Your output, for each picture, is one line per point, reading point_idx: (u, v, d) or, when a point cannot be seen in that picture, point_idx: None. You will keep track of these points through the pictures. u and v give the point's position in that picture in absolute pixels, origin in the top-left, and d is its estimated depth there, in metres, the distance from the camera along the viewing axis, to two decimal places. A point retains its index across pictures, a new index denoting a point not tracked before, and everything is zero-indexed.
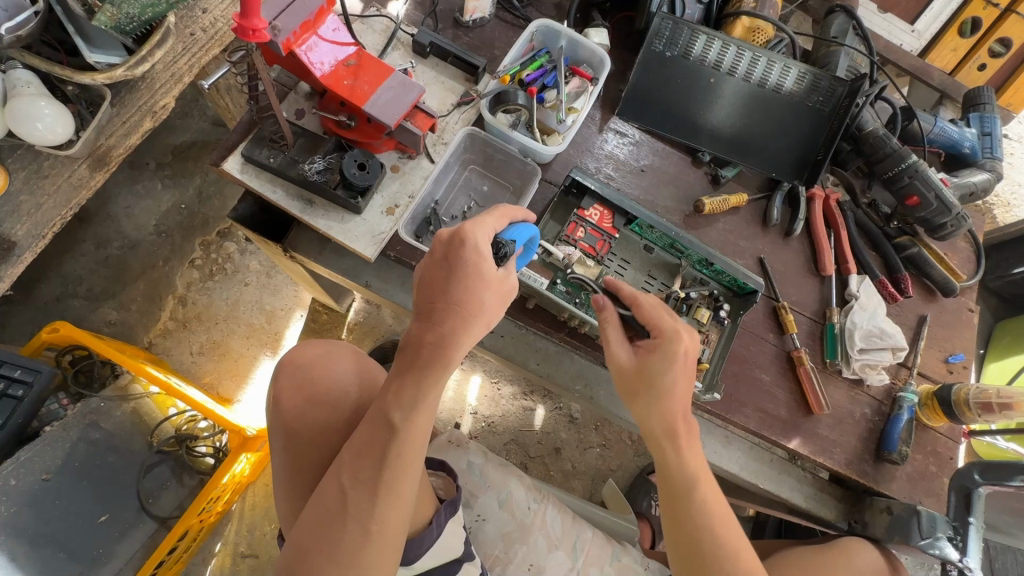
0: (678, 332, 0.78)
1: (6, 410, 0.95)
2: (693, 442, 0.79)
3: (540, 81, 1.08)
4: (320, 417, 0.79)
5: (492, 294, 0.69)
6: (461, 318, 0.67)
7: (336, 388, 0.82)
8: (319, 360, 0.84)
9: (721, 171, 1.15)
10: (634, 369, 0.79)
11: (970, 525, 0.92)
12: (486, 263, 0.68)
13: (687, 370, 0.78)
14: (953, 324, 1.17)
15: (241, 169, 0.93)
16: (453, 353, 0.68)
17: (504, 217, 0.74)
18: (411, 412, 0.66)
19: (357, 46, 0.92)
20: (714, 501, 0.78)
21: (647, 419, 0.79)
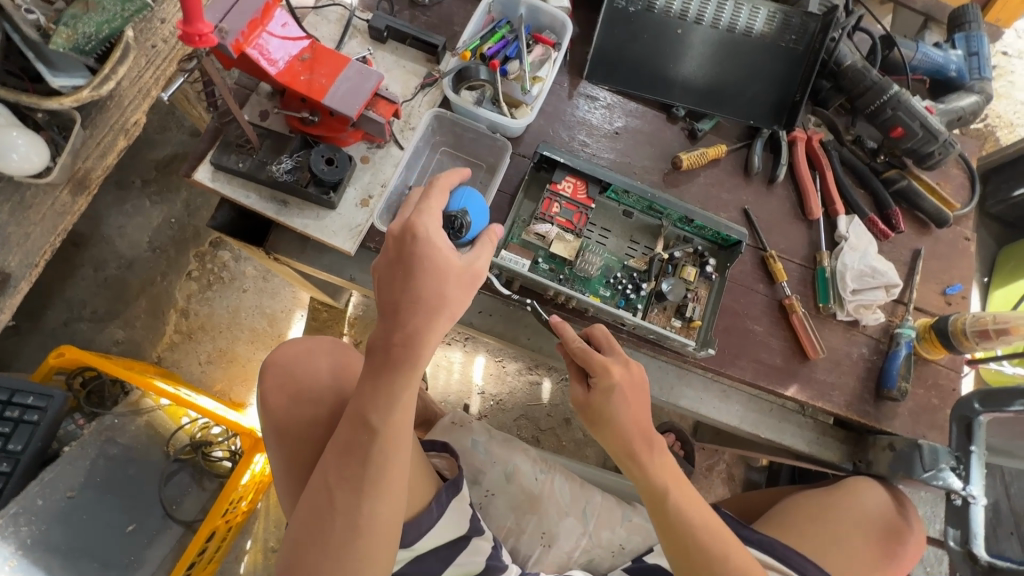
0: (605, 365, 0.83)
1: (25, 435, 1.02)
2: (657, 454, 0.83)
3: (502, 53, 1.05)
4: (308, 413, 0.82)
5: (454, 286, 0.69)
6: (426, 315, 0.68)
7: (319, 383, 0.84)
8: (301, 357, 0.86)
9: (698, 125, 1.13)
10: (586, 404, 0.85)
11: (972, 453, 0.91)
12: (441, 253, 0.69)
13: (632, 395, 0.83)
14: (950, 255, 1.15)
15: (212, 177, 0.93)
16: (422, 350, 0.68)
17: (444, 191, 0.77)
18: (389, 412, 0.67)
19: (309, 40, 0.91)
20: (689, 502, 0.82)
21: (610, 443, 0.84)
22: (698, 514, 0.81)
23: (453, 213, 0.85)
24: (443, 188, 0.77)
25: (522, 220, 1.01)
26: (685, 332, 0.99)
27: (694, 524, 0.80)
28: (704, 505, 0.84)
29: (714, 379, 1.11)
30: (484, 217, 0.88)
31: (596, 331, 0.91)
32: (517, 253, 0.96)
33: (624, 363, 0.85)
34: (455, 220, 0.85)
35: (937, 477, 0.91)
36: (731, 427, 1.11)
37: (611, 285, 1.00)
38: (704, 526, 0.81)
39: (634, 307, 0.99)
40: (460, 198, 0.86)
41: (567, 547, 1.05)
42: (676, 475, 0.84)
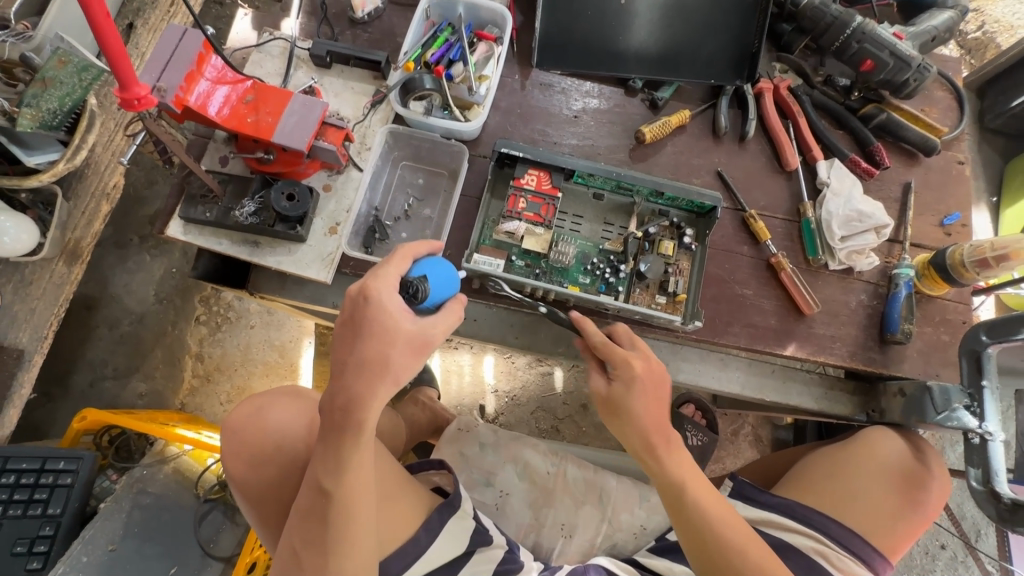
0: (629, 359, 0.81)
1: (63, 498, 1.09)
2: (675, 450, 0.82)
3: (446, 57, 1.04)
4: (270, 473, 0.87)
5: (401, 350, 0.68)
6: (367, 379, 0.68)
7: (272, 440, 0.88)
8: (250, 421, 0.90)
9: (657, 94, 1.10)
10: (608, 397, 0.83)
11: (984, 389, 0.86)
12: (391, 318, 0.68)
13: (654, 390, 0.82)
14: (942, 183, 1.10)
15: (184, 231, 0.96)
16: (363, 414, 0.68)
17: (406, 257, 0.73)
18: (339, 476, 0.69)
19: (252, 80, 0.92)
20: (708, 498, 0.81)
21: (629, 439, 0.83)
22: (717, 513, 0.80)
23: (412, 278, 0.74)
24: (406, 254, 0.74)
25: (492, 220, 1.00)
26: (672, 307, 0.98)
27: (708, 511, 0.80)
28: (724, 502, 0.82)
29: (711, 349, 1.10)
30: (450, 286, 0.77)
31: (619, 329, 0.89)
32: (490, 255, 0.95)
33: (647, 357, 0.83)
34: (411, 286, 0.73)
35: (950, 417, 0.88)
36: (734, 394, 1.09)
37: (589, 271, 0.98)
38: (724, 521, 0.80)
39: (615, 290, 0.97)
40: (425, 264, 0.76)
41: (588, 536, 1.06)
42: (693, 466, 0.83)
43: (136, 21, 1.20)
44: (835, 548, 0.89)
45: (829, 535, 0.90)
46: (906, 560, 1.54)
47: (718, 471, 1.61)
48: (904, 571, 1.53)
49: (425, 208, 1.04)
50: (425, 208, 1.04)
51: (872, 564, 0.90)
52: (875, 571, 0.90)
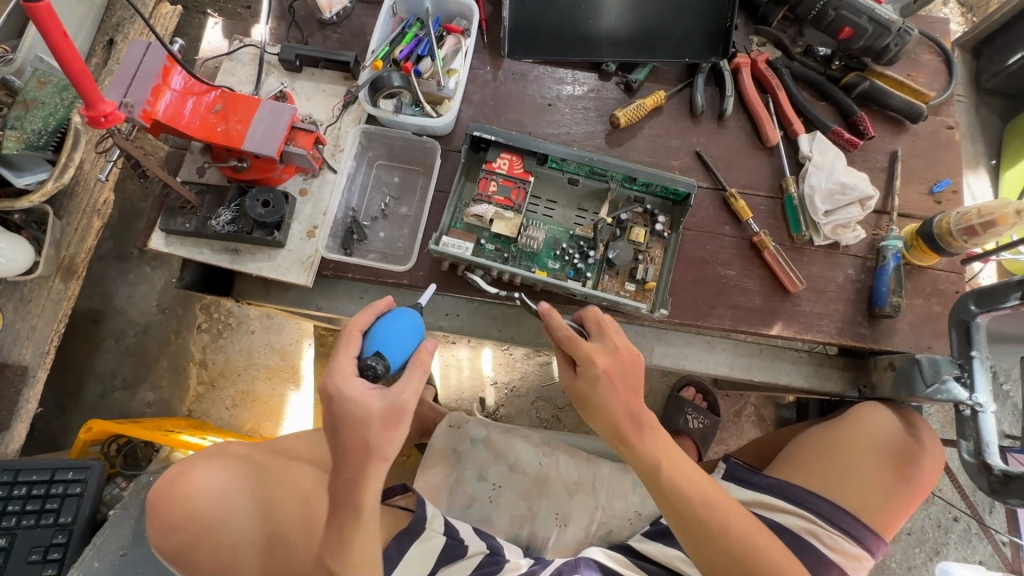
0: (592, 354, 0.78)
1: (74, 507, 1.12)
2: (647, 433, 0.78)
3: (414, 53, 1.03)
4: (200, 539, 0.85)
5: (378, 431, 0.67)
6: (357, 465, 0.68)
7: (193, 506, 0.85)
8: (164, 498, 0.86)
9: (632, 77, 1.08)
10: (575, 388, 0.81)
11: (974, 359, 0.84)
12: (356, 404, 0.67)
13: (622, 382, 0.78)
14: (931, 149, 1.07)
15: (166, 243, 0.97)
16: (360, 496, 0.68)
17: (352, 339, 0.74)
18: (345, 553, 0.69)
19: (220, 90, 0.92)
20: (687, 484, 0.78)
21: (600, 427, 0.80)
22: (699, 498, 0.78)
23: (367, 357, 0.74)
24: (353, 334, 0.75)
25: (464, 203, 0.99)
26: (641, 295, 0.97)
27: (690, 498, 0.78)
28: (706, 484, 0.80)
29: (697, 333, 1.09)
30: (411, 347, 0.76)
31: (588, 315, 0.84)
32: (458, 238, 0.94)
33: (614, 350, 0.79)
34: (366, 365, 0.72)
35: (941, 390, 0.86)
36: (722, 376, 1.08)
37: (559, 256, 0.98)
38: (712, 507, 0.78)
39: (583, 277, 0.97)
40: (378, 337, 0.75)
41: (583, 524, 1.06)
42: (671, 452, 0.79)
43: (116, 37, 1.23)
44: (827, 527, 0.88)
45: (820, 515, 0.89)
46: (917, 534, 1.52)
47: (721, 453, 1.61)
48: (915, 545, 1.52)
49: (402, 206, 1.04)
50: (402, 207, 1.04)
51: (865, 543, 0.89)
52: (869, 549, 0.89)
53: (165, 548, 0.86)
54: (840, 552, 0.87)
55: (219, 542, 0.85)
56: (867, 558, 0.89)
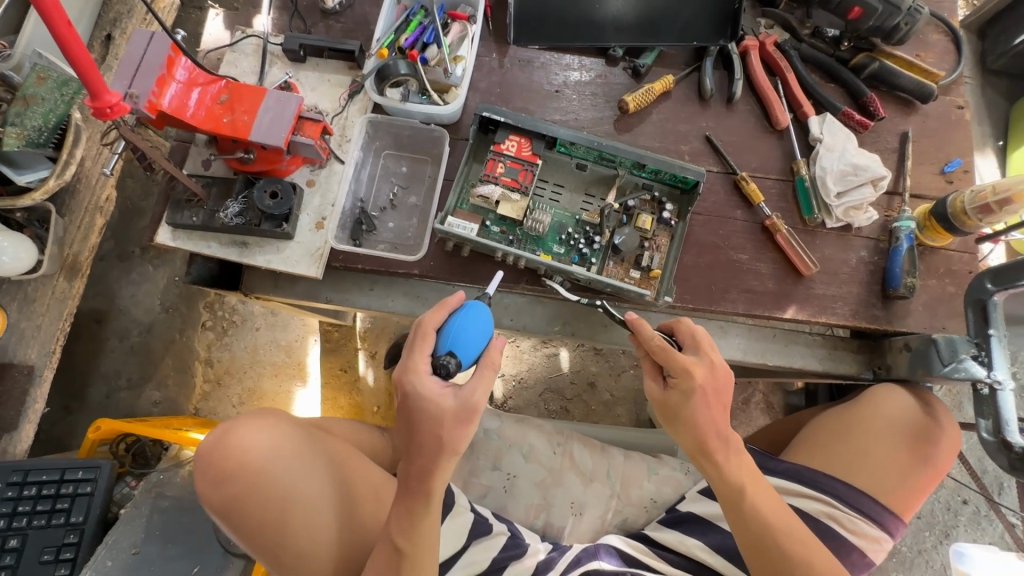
0: (690, 367, 0.77)
1: (85, 507, 1.11)
2: (735, 453, 0.78)
3: (420, 41, 1.01)
4: (249, 498, 0.80)
5: (452, 429, 0.71)
6: (430, 459, 0.71)
7: (243, 462, 0.80)
8: (219, 448, 0.80)
9: (639, 61, 1.07)
10: (663, 400, 0.80)
11: (991, 337, 0.84)
12: (433, 403, 0.71)
13: (715, 399, 0.78)
14: (942, 129, 1.06)
15: (173, 237, 0.96)
16: (433, 484, 0.72)
17: (427, 339, 0.75)
18: (413, 535, 0.73)
19: (225, 80, 0.91)
20: (768, 500, 0.79)
21: (683, 439, 0.80)
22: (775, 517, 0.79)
23: (441, 355, 0.74)
24: (427, 332, 0.75)
25: (471, 183, 0.99)
26: (646, 283, 0.96)
27: (769, 516, 0.79)
28: (785, 509, 0.81)
29: (709, 318, 1.08)
30: (479, 342, 0.76)
31: (681, 327, 0.84)
32: (464, 219, 0.94)
33: (710, 364, 0.78)
34: (440, 364, 0.74)
35: (958, 368, 0.85)
36: (735, 361, 1.08)
37: (564, 241, 0.97)
38: (788, 531, 0.79)
39: (588, 261, 0.96)
40: (451, 335, 0.75)
41: (598, 512, 1.06)
42: (753, 471, 0.80)
43: (114, 31, 1.21)
44: (846, 511, 0.88)
45: (840, 499, 0.89)
46: (927, 517, 1.53)
47: None
48: (925, 528, 1.52)
49: (411, 196, 1.03)
50: (410, 196, 1.03)
51: (886, 525, 0.89)
52: (888, 531, 0.89)
53: (214, 500, 0.81)
54: (858, 534, 0.88)
55: (276, 495, 0.80)
56: (886, 540, 0.90)
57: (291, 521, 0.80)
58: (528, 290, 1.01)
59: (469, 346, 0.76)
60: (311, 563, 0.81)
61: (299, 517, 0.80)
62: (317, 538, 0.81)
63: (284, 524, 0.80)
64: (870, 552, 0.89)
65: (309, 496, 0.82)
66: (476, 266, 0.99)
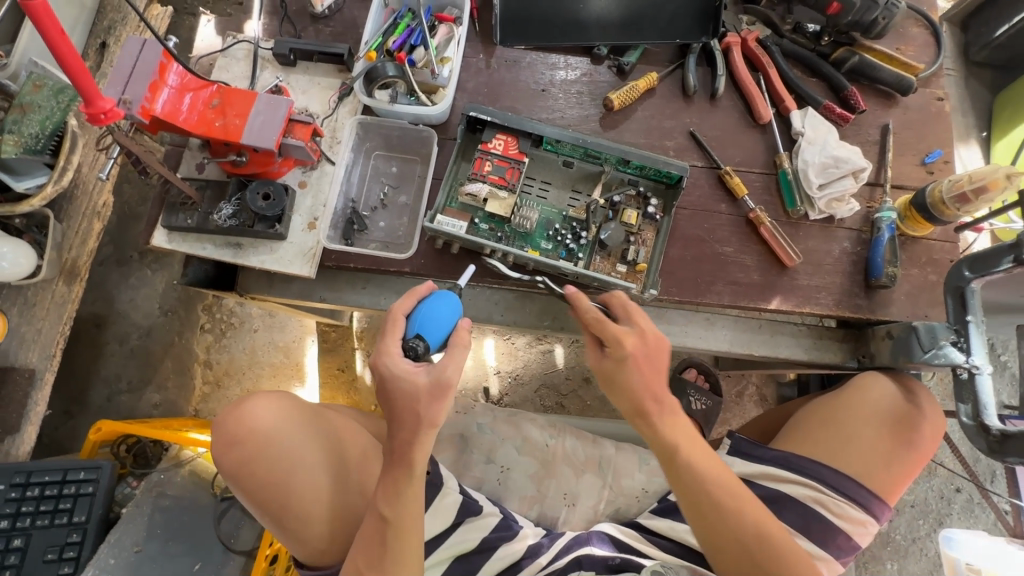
0: (620, 336, 0.79)
1: (87, 506, 1.14)
2: (670, 414, 0.81)
3: (407, 43, 1.04)
4: (261, 465, 0.82)
5: (429, 405, 0.75)
6: (412, 431, 0.75)
7: (256, 431, 0.83)
8: (232, 415, 0.84)
9: (623, 59, 1.08)
10: (601, 368, 0.83)
11: (969, 324, 0.86)
12: (407, 381, 0.74)
13: (648, 364, 0.80)
14: (922, 121, 1.08)
15: (168, 240, 0.98)
16: (416, 454, 0.76)
17: (397, 323, 0.79)
18: (398, 504, 0.76)
19: (216, 85, 0.93)
20: (705, 460, 0.82)
21: (621, 403, 0.83)
22: (714, 476, 0.81)
23: (411, 338, 0.79)
24: (398, 317, 0.79)
25: (459, 182, 1.01)
26: (633, 276, 0.98)
27: (708, 479, 0.81)
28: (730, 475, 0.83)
29: (697, 310, 1.10)
30: (446, 328, 0.81)
31: (614, 300, 0.85)
32: (453, 217, 0.96)
33: (642, 333, 0.81)
34: (410, 347, 0.78)
35: (938, 355, 0.87)
36: (723, 352, 1.10)
37: (552, 237, 0.99)
38: (731, 497, 0.81)
39: (576, 257, 0.98)
40: (420, 320, 0.79)
41: (590, 503, 1.08)
42: (690, 434, 0.83)
43: (108, 40, 1.23)
44: (832, 495, 0.90)
45: (826, 483, 0.91)
46: (920, 506, 1.54)
47: (725, 433, 1.62)
48: (918, 516, 1.54)
49: (401, 196, 1.05)
50: (400, 196, 1.05)
51: (871, 509, 0.91)
52: (874, 515, 0.91)
53: (223, 464, 0.83)
54: (844, 517, 0.90)
55: (283, 463, 0.83)
56: (872, 523, 0.91)
57: (296, 489, 0.82)
58: (514, 287, 1.04)
59: (433, 333, 0.79)
60: (308, 534, 0.83)
61: (302, 486, 0.82)
62: (316, 510, 0.83)
63: (287, 492, 0.82)
64: (857, 536, 0.91)
65: (314, 467, 0.84)
66: (466, 263, 1.01)
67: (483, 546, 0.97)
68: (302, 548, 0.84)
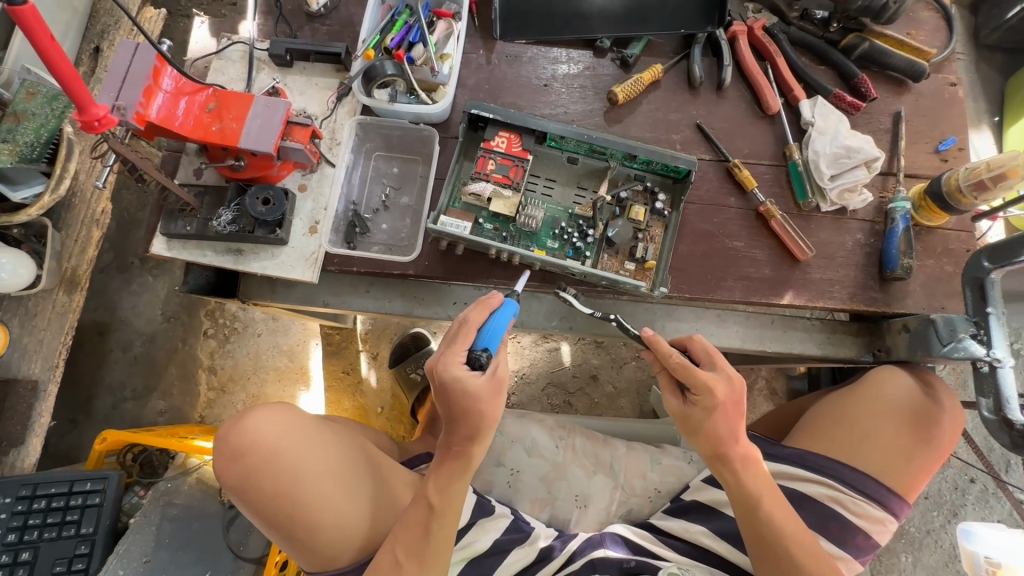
0: (712, 384, 0.77)
1: (94, 517, 1.12)
2: (750, 464, 0.81)
3: (406, 41, 1.01)
4: (266, 478, 0.80)
5: (488, 402, 0.76)
6: (469, 428, 0.77)
7: (259, 444, 0.81)
8: (234, 429, 0.81)
9: (627, 51, 1.06)
10: (683, 413, 0.81)
11: (990, 315, 0.84)
12: (469, 382, 0.75)
13: (736, 412, 0.79)
14: (935, 108, 1.05)
15: (168, 247, 0.96)
16: (472, 450, 0.78)
17: (467, 333, 0.78)
18: (446, 492, 0.78)
19: (212, 88, 0.91)
20: (780, 510, 0.81)
21: (701, 447, 0.81)
22: (789, 523, 0.80)
23: (478, 350, 0.78)
24: (467, 327, 0.78)
25: (462, 181, 0.99)
26: (641, 274, 0.96)
27: (787, 530, 0.80)
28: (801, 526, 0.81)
29: (707, 306, 1.08)
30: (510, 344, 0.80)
31: (695, 344, 0.84)
32: (457, 217, 0.94)
33: (728, 378, 0.79)
34: (477, 360, 0.77)
35: (957, 348, 0.85)
36: (735, 349, 1.08)
37: (558, 236, 0.97)
38: (804, 546, 0.80)
39: (583, 255, 0.96)
40: (489, 333, 0.78)
41: (603, 504, 1.06)
42: (768, 483, 0.82)
43: (102, 44, 1.21)
44: (850, 494, 0.88)
45: (844, 481, 0.89)
46: (934, 497, 1.52)
47: None
48: (932, 508, 1.52)
49: (403, 197, 1.03)
50: (402, 197, 1.03)
51: (890, 507, 0.89)
52: (893, 513, 0.89)
53: (226, 479, 0.81)
54: (862, 515, 0.88)
55: (289, 475, 0.81)
56: (891, 521, 0.90)
57: (304, 500, 0.81)
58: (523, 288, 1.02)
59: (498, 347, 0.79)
60: (321, 543, 0.82)
61: (311, 497, 0.81)
62: (328, 520, 0.82)
63: (296, 503, 0.80)
64: (875, 534, 0.89)
65: (322, 477, 0.82)
66: (471, 264, 0.99)
67: (494, 551, 0.95)
68: (314, 556, 0.84)
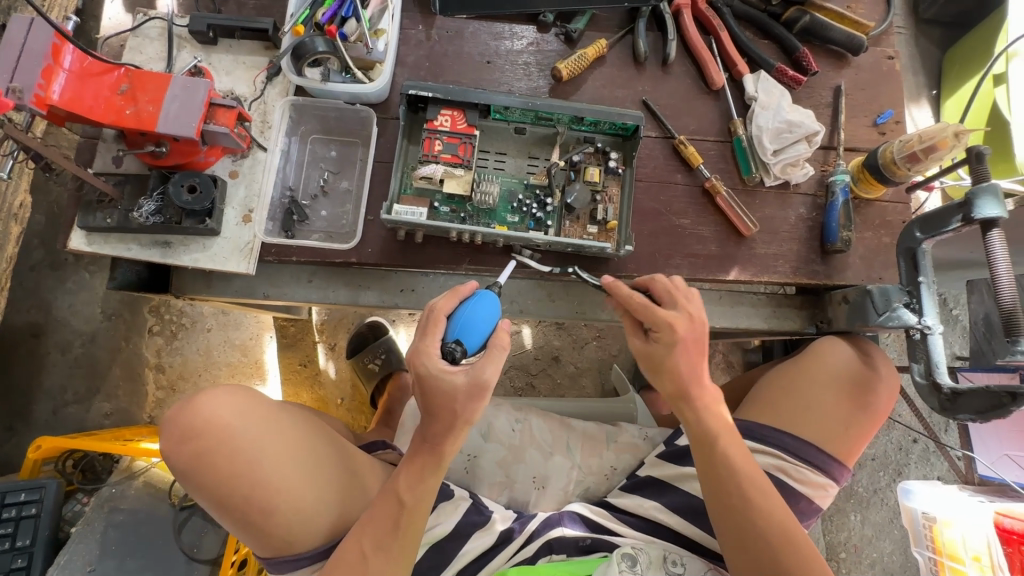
0: (672, 320, 0.77)
1: (31, 529, 1.07)
2: (711, 398, 0.81)
3: (337, 16, 0.94)
4: (220, 461, 0.75)
5: (465, 402, 0.73)
6: (447, 428, 0.75)
7: (212, 424, 0.76)
8: (185, 408, 0.76)
9: (571, 26, 1.03)
10: (648, 352, 0.82)
11: (922, 284, 0.86)
12: (447, 383, 0.72)
13: (695, 348, 0.79)
14: (873, 81, 1.07)
15: (88, 242, 0.90)
16: (445, 449, 0.76)
17: (438, 323, 0.75)
18: (419, 489, 0.76)
19: (124, 68, 0.83)
20: (741, 455, 0.81)
21: (664, 386, 0.82)
22: (745, 465, 0.80)
23: (450, 342, 0.75)
24: (439, 318, 0.76)
25: (411, 167, 0.95)
26: (604, 236, 0.95)
27: (739, 470, 0.79)
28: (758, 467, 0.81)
29: None
30: (486, 331, 0.77)
31: (656, 283, 0.82)
32: (412, 205, 0.90)
33: (690, 317, 0.78)
34: (449, 352, 0.74)
35: (892, 316, 0.87)
36: None
37: (517, 209, 0.95)
38: (763, 498, 0.79)
39: (544, 225, 0.95)
40: (461, 322, 0.75)
41: (560, 485, 1.07)
42: (728, 425, 0.82)
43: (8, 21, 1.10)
44: (795, 463, 0.91)
45: (790, 451, 0.91)
46: (880, 459, 1.60)
47: None
48: (879, 468, 1.59)
49: (342, 181, 0.99)
50: (342, 181, 0.99)
51: (831, 472, 0.92)
52: (834, 478, 0.93)
53: (174, 463, 0.76)
54: (805, 483, 0.91)
55: (244, 455, 0.76)
56: (832, 486, 0.93)
57: (261, 484, 0.76)
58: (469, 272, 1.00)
59: (472, 338, 0.75)
60: (277, 527, 0.78)
61: (269, 479, 0.76)
62: (284, 504, 0.77)
63: (252, 486, 0.76)
64: (817, 499, 0.93)
65: (280, 460, 0.78)
66: (416, 250, 0.96)
67: (450, 541, 0.94)
68: (271, 543, 0.79)
